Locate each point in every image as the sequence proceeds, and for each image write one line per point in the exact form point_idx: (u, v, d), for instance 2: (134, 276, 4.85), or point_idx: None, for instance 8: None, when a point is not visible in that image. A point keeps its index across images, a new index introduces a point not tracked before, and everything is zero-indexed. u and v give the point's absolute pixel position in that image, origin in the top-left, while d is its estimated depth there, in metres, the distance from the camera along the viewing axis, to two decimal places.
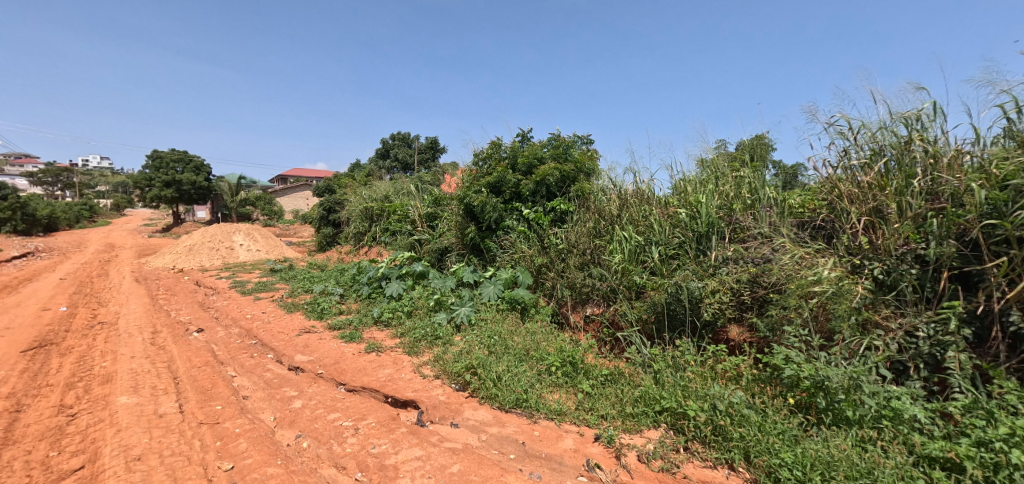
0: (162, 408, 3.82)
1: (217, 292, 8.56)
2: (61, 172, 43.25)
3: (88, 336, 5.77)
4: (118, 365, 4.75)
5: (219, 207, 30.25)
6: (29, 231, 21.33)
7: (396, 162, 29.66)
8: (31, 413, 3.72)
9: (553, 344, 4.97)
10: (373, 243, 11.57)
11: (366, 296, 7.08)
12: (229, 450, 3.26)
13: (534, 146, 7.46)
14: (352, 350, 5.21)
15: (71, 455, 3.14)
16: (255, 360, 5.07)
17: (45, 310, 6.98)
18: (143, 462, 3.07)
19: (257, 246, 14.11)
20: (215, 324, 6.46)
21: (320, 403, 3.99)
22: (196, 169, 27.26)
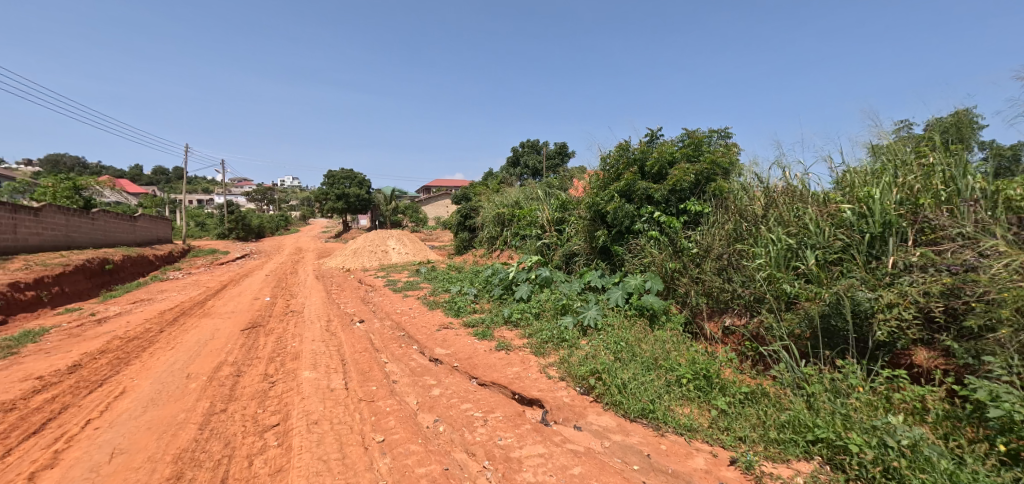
0: (333, 384, 4.60)
1: (375, 289, 9.94)
2: (267, 191, 54.85)
3: (284, 321, 7.23)
4: (303, 346, 5.85)
5: (377, 215, 35.05)
6: (247, 238, 27.49)
7: (526, 169, 30.90)
8: (247, 377, 4.81)
9: (685, 355, 4.66)
10: (503, 247, 12.25)
11: (498, 297, 7.51)
12: (381, 425, 3.77)
13: (664, 144, 7.11)
14: (484, 347, 5.58)
15: (271, 414, 3.98)
16: (403, 350, 5.76)
17: (257, 299, 8.93)
18: (319, 426, 3.74)
19: (406, 249, 15.96)
20: (373, 317, 7.52)
21: (454, 393, 4.36)
22: (360, 184, 32.01)
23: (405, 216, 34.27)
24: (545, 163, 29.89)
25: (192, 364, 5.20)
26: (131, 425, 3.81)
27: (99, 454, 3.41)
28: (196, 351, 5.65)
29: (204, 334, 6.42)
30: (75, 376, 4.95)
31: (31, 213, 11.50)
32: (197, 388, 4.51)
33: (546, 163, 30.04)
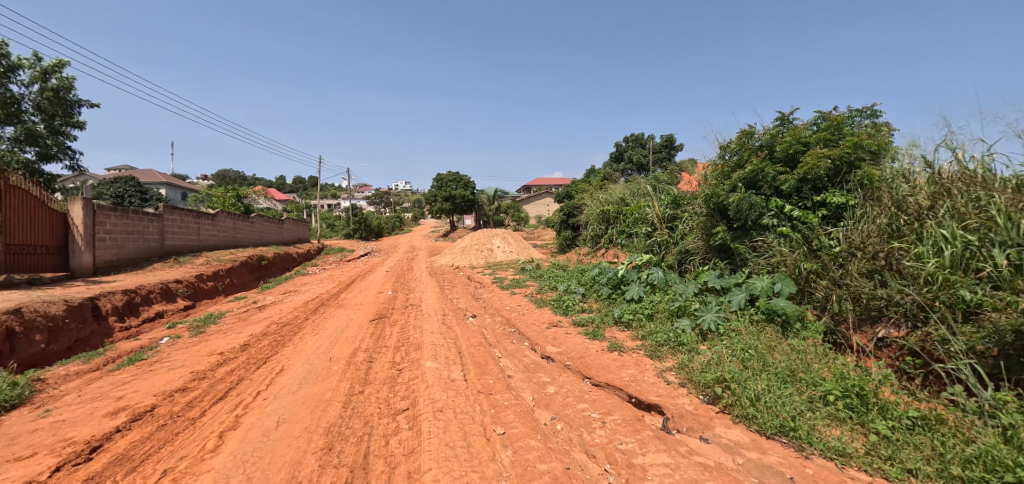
0: (453, 374, 4.87)
1: (484, 286, 10.37)
2: (384, 195, 60.49)
3: (406, 313, 7.88)
4: (424, 337, 6.31)
5: (480, 215, 36.60)
6: (368, 237, 30.62)
7: (630, 164, 29.81)
8: (379, 364, 5.31)
9: (830, 369, 4.09)
10: (609, 246, 11.96)
11: (606, 296, 7.35)
12: (500, 418, 3.90)
13: (795, 128, 6.32)
14: (596, 347, 5.49)
15: (401, 398, 4.33)
16: (515, 345, 5.90)
17: (382, 293, 9.86)
18: (444, 414, 3.98)
19: (510, 248, 16.40)
20: (485, 312, 7.84)
21: (570, 392, 4.36)
22: (465, 186, 33.67)
23: (506, 216, 35.39)
24: (651, 157, 28.51)
25: (333, 349, 5.89)
26: (290, 399, 4.43)
27: (269, 421, 4.00)
28: (335, 338, 6.40)
29: (340, 323, 7.25)
30: (246, 353, 5.90)
31: (210, 219, 14.03)
32: (339, 371, 5.09)
33: (651, 157, 28.65)
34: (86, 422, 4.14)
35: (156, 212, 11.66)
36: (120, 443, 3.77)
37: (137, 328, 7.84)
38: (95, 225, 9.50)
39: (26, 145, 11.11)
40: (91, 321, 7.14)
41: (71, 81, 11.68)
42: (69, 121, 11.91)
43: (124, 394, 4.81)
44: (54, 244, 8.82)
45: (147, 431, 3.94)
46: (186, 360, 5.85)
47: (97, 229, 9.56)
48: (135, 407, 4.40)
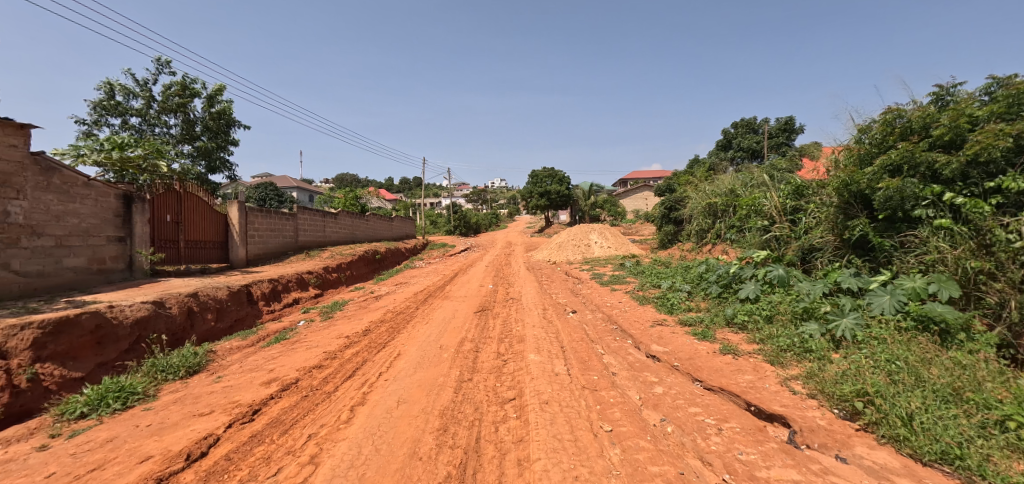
0: (557, 369, 5.00)
1: (582, 282, 10.33)
2: (481, 192, 62.99)
3: (507, 306, 8.19)
4: (526, 330, 6.50)
5: (575, 210, 36.31)
6: (467, 233, 32.27)
7: (742, 152, 27.26)
8: (484, 353, 5.60)
9: (1011, 390, 3.39)
10: (717, 241, 11.12)
11: (717, 295, 6.87)
12: (607, 414, 3.99)
13: (958, 103, 5.32)
14: (706, 348, 5.21)
15: (507, 388, 4.55)
16: (618, 343, 5.87)
17: (483, 286, 10.32)
18: (550, 406, 4.12)
19: (608, 244, 16.06)
20: (584, 308, 7.83)
21: (679, 394, 4.29)
22: (560, 181, 33.62)
23: (603, 211, 34.78)
24: (766, 142, 25.74)
25: (443, 338, 6.32)
26: (408, 381, 4.85)
27: (391, 400, 4.43)
28: (444, 327, 6.87)
29: (448, 313, 7.78)
30: (369, 337, 6.61)
31: (333, 218, 15.83)
32: (449, 358, 5.47)
33: (767, 141, 25.86)
34: (249, 389, 4.97)
35: (292, 212, 13.46)
36: (275, 408, 4.45)
37: (279, 311, 9.17)
38: (246, 224, 11.26)
39: (198, 159, 13.50)
40: (246, 304, 8.51)
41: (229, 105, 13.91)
42: (228, 138, 14.20)
43: (274, 367, 5.66)
44: (219, 240, 10.64)
45: (294, 400, 4.60)
46: (321, 341, 6.71)
47: (248, 227, 11.32)
48: (285, 378, 5.17)
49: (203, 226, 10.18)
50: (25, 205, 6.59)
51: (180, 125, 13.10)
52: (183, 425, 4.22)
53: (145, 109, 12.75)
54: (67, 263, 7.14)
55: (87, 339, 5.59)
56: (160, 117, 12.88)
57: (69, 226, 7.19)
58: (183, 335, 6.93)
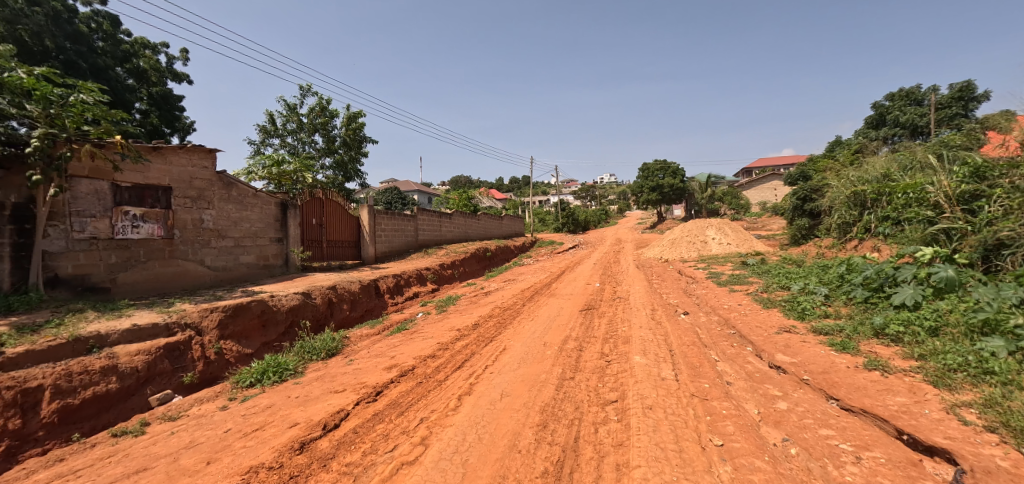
0: (663, 373, 4.74)
1: (696, 281, 9.60)
2: (590, 189, 62.18)
3: (614, 305, 7.98)
4: (632, 331, 6.25)
5: (690, 204, 33.86)
6: (575, 230, 32.14)
7: (899, 129, 22.80)
8: (587, 353, 5.53)
9: None
10: (865, 236, 9.44)
11: (862, 300, 5.86)
12: (718, 427, 3.67)
13: None
14: (846, 362, 4.49)
15: (609, 390, 4.45)
16: (736, 350, 5.35)
17: (589, 285, 10.16)
18: (654, 412, 3.93)
19: (727, 240, 14.67)
20: (698, 310, 7.28)
21: (808, 412, 3.77)
22: (674, 173, 31.50)
23: (723, 204, 31.90)
24: (934, 115, 21.19)
25: (547, 334, 6.40)
26: (511, 376, 5.00)
27: (494, 393, 4.61)
28: (548, 325, 6.94)
29: (553, 310, 7.86)
30: (478, 331, 6.97)
31: (448, 217, 16.99)
32: (552, 355, 5.51)
33: (934, 114, 21.29)
34: (374, 372, 5.59)
35: (412, 213, 14.77)
36: (394, 391, 4.95)
37: (401, 304, 10.16)
38: (374, 225, 12.66)
39: (337, 171, 15.56)
40: (375, 296, 9.57)
41: (361, 122, 15.67)
42: (361, 151, 16.05)
43: (395, 354, 6.29)
44: (353, 240, 12.15)
45: (410, 385, 5.05)
46: (435, 332, 7.25)
47: (376, 228, 12.71)
48: (403, 365, 5.70)
49: (341, 228, 11.70)
50: (214, 213, 8.26)
51: (323, 142, 15.20)
52: (322, 399, 4.91)
53: (297, 130, 15.07)
54: (242, 260, 8.81)
55: (255, 322, 6.84)
56: (308, 136, 15.11)
57: (244, 229, 8.85)
58: (325, 321, 8.06)
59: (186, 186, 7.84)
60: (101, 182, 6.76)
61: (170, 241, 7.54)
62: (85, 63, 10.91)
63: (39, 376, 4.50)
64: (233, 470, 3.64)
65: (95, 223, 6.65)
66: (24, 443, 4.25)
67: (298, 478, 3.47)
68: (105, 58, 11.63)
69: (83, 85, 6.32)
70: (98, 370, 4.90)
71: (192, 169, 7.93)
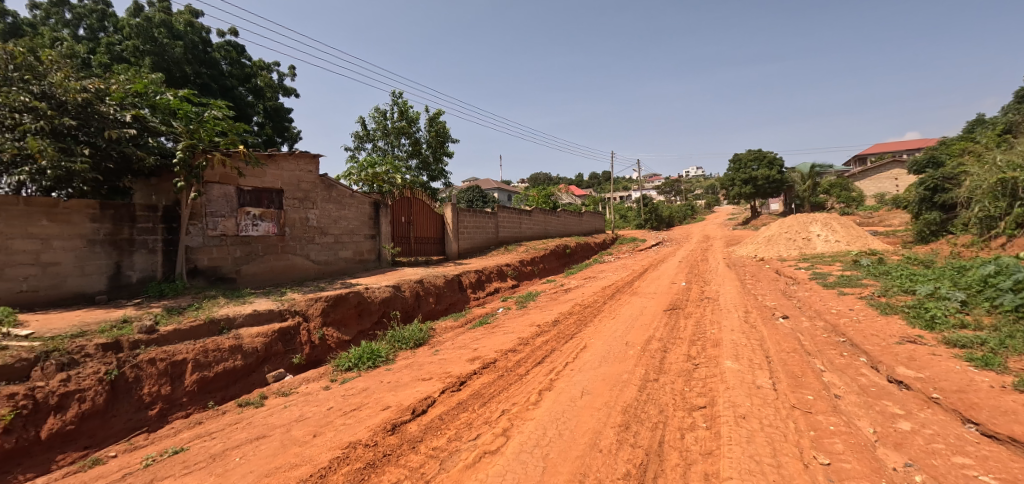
0: (759, 381, 4.38)
1: (798, 283, 8.71)
2: (674, 183, 59.08)
3: (702, 306, 7.52)
4: (722, 334, 5.85)
5: (789, 198, 30.80)
6: (658, 227, 30.74)
7: None
8: (673, 355, 5.28)
9: None
10: (1018, 233, 7.92)
11: (1014, 309, 4.93)
12: (824, 444, 3.31)
13: None
14: (990, 381, 3.82)
15: (697, 395, 4.22)
16: (846, 360, 4.79)
17: (674, 284, 9.67)
18: (748, 422, 3.65)
19: (836, 237, 13.13)
20: (800, 314, 6.61)
21: (937, 436, 3.28)
22: (770, 163, 28.80)
23: (829, 197, 28.59)
24: None
25: (628, 334, 6.22)
26: (592, 374, 4.94)
27: (575, 390, 4.59)
28: (630, 324, 6.74)
29: (635, 309, 7.61)
30: (557, 328, 6.97)
31: (528, 214, 17.17)
32: (634, 355, 5.35)
33: None
34: (458, 363, 5.85)
35: (493, 211, 15.14)
36: (477, 382, 5.13)
37: (483, 299, 10.49)
38: (457, 222, 13.19)
39: (423, 170, 16.54)
40: (458, 291, 9.98)
41: (443, 123, 16.37)
42: (443, 151, 16.77)
43: (477, 347, 6.51)
44: (438, 237, 12.76)
45: (492, 378, 5.20)
46: (515, 327, 7.39)
47: (458, 225, 13.22)
48: (485, 358, 5.88)
49: (426, 225, 12.34)
50: (317, 213, 9.17)
51: (409, 144, 16.14)
52: (411, 386, 5.25)
53: (387, 134, 16.17)
54: (341, 254, 9.69)
55: (352, 311, 7.49)
56: (396, 139, 16.13)
57: (342, 227, 9.71)
58: (413, 313, 8.59)
59: (295, 188, 8.77)
60: (228, 186, 7.80)
61: (282, 237, 8.51)
62: (216, 85, 12.77)
63: (183, 351, 5.34)
64: (335, 444, 4.02)
65: (224, 222, 7.71)
66: (173, 406, 5.07)
67: (390, 457, 3.75)
68: (231, 79, 13.39)
69: (214, 104, 7.67)
70: (227, 349, 5.69)
71: (299, 173, 8.86)
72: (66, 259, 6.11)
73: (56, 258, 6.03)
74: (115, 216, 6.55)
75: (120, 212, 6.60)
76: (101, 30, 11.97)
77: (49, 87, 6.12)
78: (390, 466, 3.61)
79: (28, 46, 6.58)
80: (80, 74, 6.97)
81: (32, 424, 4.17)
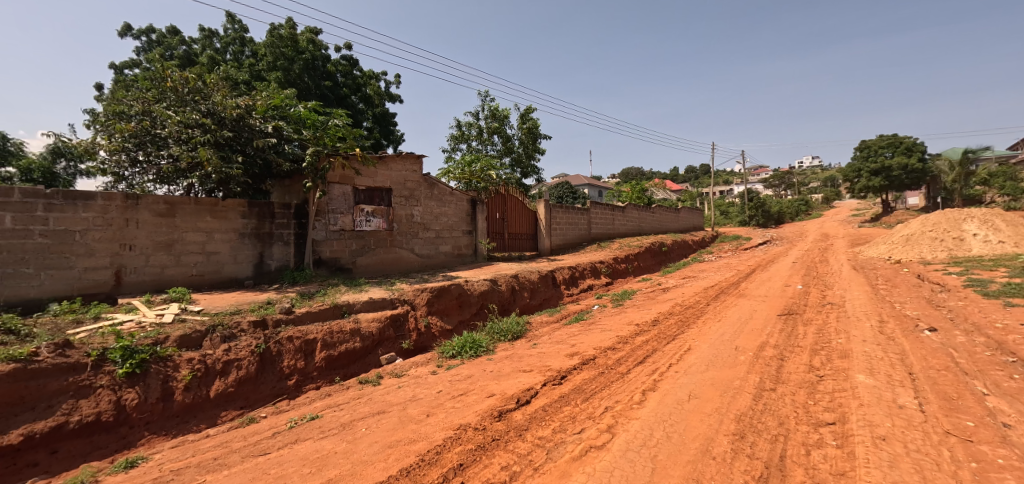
0: (901, 400, 3.89)
1: (949, 290, 7.47)
2: (785, 175, 53.38)
3: (824, 312, 6.79)
4: (852, 345, 5.25)
5: (933, 190, 26.33)
6: (766, 224, 28.07)
7: None
8: (791, 364, 4.88)
9: None
10: None
11: None
12: (991, 478, 2.86)
13: None
14: None
15: (823, 410, 3.86)
16: (1018, 384, 4.05)
17: (789, 287, 8.84)
18: (888, 445, 3.28)
19: (1000, 237, 10.99)
20: (952, 327, 5.68)
21: None
22: (908, 150, 24.90)
23: (989, 188, 23.95)
24: None
25: (738, 339, 5.85)
26: (699, 378, 4.75)
27: (681, 393, 4.45)
28: (739, 328, 6.32)
29: (744, 313, 7.11)
30: (657, 328, 6.76)
31: (621, 210, 16.76)
32: (746, 362, 5.03)
33: None
34: (557, 357, 5.96)
35: (585, 207, 15.04)
36: (578, 378, 5.19)
37: (577, 295, 10.51)
38: (550, 218, 13.33)
39: (516, 167, 16.95)
40: (552, 286, 10.13)
41: (535, 121, 16.59)
42: (535, 148, 17.01)
43: (575, 343, 6.58)
44: (531, 233, 13.02)
45: (592, 374, 5.24)
46: (613, 325, 7.32)
47: (551, 221, 13.37)
48: (584, 354, 5.93)
49: (520, 221, 12.66)
50: (421, 209, 9.87)
51: (501, 142, 16.61)
52: (513, 376, 5.48)
53: (480, 133, 16.80)
54: (442, 249, 10.34)
55: (454, 302, 7.98)
56: (489, 138, 16.70)
57: (443, 223, 10.34)
58: (509, 306, 8.91)
59: (402, 187, 9.53)
60: (347, 186, 8.70)
61: (391, 232, 9.30)
62: (334, 95, 14.27)
63: (314, 331, 6.12)
64: (448, 425, 4.36)
65: (343, 218, 8.62)
66: (307, 379, 5.84)
67: (499, 441, 3.97)
68: (345, 89, 14.82)
69: (335, 112, 8.57)
70: (349, 331, 6.41)
71: (405, 173, 9.60)
72: (224, 249, 7.28)
73: (217, 248, 7.20)
74: (260, 213, 7.67)
75: (264, 210, 7.71)
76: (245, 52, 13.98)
77: (212, 105, 7.32)
78: (500, 450, 3.83)
79: (197, 72, 7.93)
80: (233, 93, 8.21)
81: (204, 384, 5.03)
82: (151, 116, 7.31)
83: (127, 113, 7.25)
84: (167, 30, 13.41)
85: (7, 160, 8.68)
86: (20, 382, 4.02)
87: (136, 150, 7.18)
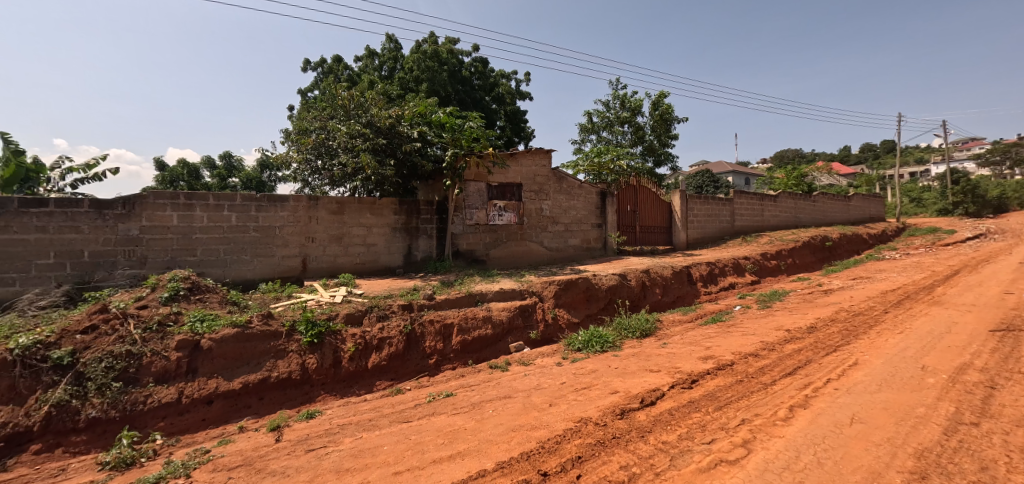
0: None
1: None
2: (1012, 147, 40.74)
3: None
4: None
5: None
6: (980, 213, 21.84)
7: None
8: (1008, 395, 3.77)
9: None
10: None
11: None
12: None
13: None
14: None
15: None
16: None
17: (1011, 294, 6.79)
18: None
19: None
20: None
21: None
22: None
23: None
24: None
25: (928, 356, 4.73)
26: (868, 399, 3.97)
27: (840, 415, 3.78)
28: (930, 343, 5.09)
29: (940, 324, 5.69)
30: (814, 336, 5.82)
31: (772, 200, 14.76)
32: (936, 386, 4.05)
33: None
34: (688, 360, 5.56)
35: (728, 197, 13.63)
36: (710, 383, 4.78)
37: (716, 294, 9.63)
38: (686, 210, 12.43)
39: (648, 156, 16.13)
40: (687, 284, 9.45)
41: (670, 106, 15.53)
42: (669, 135, 15.99)
43: (711, 346, 6.04)
44: (665, 226, 12.29)
45: (728, 381, 4.77)
46: (757, 329, 6.53)
47: (687, 213, 12.44)
48: (721, 358, 5.41)
49: (652, 214, 12.06)
50: (550, 203, 10.05)
51: (632, 131, 15.95)
52: (639, 375, 5.28)
53: (610, 124, 16.38)
54: (570, 242, 10.41)
55: (581, 296, 7.99)
56: (620, 128, 16.17)
57: (571, 216, 10.39)
58: (639, 303, 8.60)
59: (531, 182, 9.82)
60: (481, 183, 9.29)
61: (521, 225, 9.68)
62: (469, 99, 15.32)
63: (451, 316, 6.73)
64: (569, 416, 4.41)
65: (477, 213, 9.25)
66: (445, 359, 6.45)
67: (619, 440, 3.88)
68: (479, 92, 15.80)
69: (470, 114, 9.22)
70: (481, 318, 6.89)
71: (535, 168, 9.85)
72: (380, 242, 8.42)
73: (375, 241, 8.36)
74: (408, 210, 8.67)
75: (411, 207, 8.69)
76: (396, 68, 15.83)
77: (371, 118, 8.48)
78: (619, 449, 3.74)
79: (360, 90, 9.26)
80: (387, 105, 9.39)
81: (364, 356, 5.92)
82: (327, 130, 8.78)
83: (311, 130, 8.83)
84: (335, 58, 15.89)
85: (234, 173, 11.25)
86: (240, 342, 5.23)
87: (316, 159, 8.77)
